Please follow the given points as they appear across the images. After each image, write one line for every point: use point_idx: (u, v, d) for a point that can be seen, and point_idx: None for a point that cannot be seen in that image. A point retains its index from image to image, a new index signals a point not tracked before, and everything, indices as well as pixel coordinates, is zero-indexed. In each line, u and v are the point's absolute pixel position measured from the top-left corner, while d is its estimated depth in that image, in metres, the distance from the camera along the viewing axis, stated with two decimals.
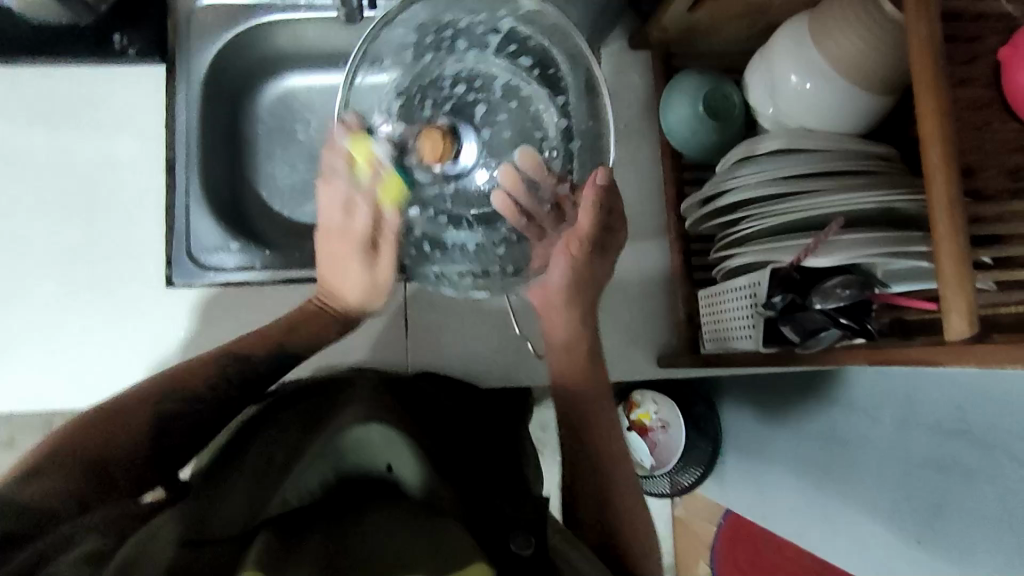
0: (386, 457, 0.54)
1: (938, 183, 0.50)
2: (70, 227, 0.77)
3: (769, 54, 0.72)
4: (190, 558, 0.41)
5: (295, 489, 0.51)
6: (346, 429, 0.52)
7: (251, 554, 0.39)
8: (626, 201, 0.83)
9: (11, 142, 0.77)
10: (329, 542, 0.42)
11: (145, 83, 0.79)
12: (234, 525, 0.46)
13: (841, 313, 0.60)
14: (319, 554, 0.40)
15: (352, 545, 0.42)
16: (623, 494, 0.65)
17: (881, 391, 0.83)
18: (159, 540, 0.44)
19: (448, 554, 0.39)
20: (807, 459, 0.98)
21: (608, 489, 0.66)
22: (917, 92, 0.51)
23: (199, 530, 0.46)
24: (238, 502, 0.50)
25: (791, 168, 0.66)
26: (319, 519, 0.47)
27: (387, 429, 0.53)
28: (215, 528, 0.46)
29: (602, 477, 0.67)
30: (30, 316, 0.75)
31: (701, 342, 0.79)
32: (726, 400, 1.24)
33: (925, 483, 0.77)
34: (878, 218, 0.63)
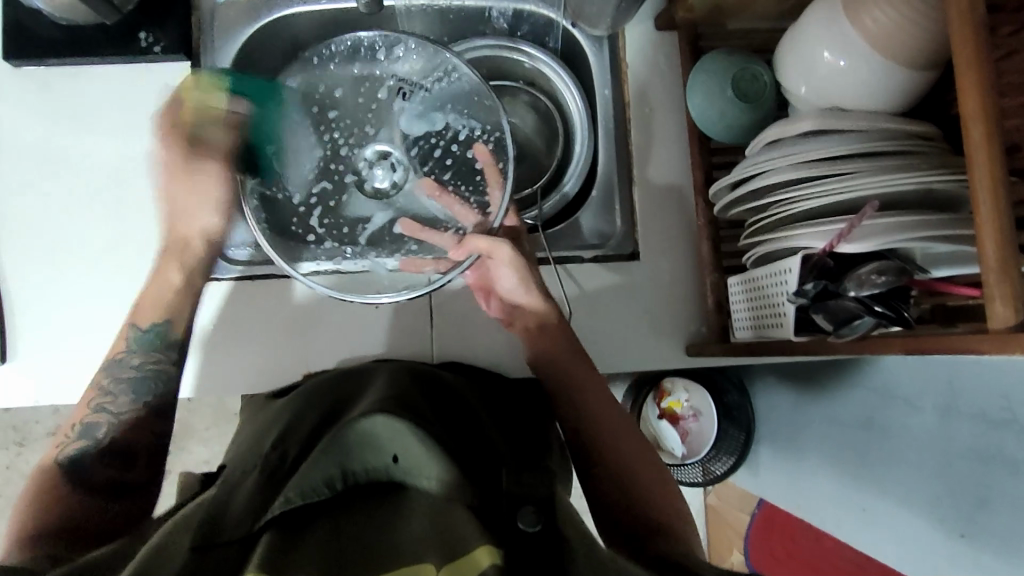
0: (393, 447, 0.52)
1: (978, 160, 0.47)
2: (104, 224, 0.78)
3: (801, 31, 0.70)
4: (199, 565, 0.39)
5: (299, 484, 0.48)
6: (352, 423, 0.52)
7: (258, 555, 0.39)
8: (652, 186, 0.81)
9: (45, 140, 0.79)
10: (330, 545, 0.41)
11: (171, 79, 0.80)
12: (246, 523, 0.45)
13: (875, 301, 0.57)
14: (322, 557, 0.40)
15: (350, 550, 0.41)
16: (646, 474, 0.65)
17: (923, 379, 0.81)
18: (173, 544, 0.43)
19: (450, 546, 0.38)
20: (842, 449, 0.96)
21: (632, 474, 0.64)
22: (956, 65, 0.48)
23: (210, 532, 0.44)
24: (246, 504, 0.48)
25: (823, 150, 0.64)
26: (327, 522, 0.46)
27: (391, 419, 0.52)
28: (227, 527, 0.45)
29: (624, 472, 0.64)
30: (64, 311, 0.77)
31: (731, 331, 0.77)
32: (759, 387, 1.22)
33: (968, 474, 0.75)
34: (916, 201, 0.61)
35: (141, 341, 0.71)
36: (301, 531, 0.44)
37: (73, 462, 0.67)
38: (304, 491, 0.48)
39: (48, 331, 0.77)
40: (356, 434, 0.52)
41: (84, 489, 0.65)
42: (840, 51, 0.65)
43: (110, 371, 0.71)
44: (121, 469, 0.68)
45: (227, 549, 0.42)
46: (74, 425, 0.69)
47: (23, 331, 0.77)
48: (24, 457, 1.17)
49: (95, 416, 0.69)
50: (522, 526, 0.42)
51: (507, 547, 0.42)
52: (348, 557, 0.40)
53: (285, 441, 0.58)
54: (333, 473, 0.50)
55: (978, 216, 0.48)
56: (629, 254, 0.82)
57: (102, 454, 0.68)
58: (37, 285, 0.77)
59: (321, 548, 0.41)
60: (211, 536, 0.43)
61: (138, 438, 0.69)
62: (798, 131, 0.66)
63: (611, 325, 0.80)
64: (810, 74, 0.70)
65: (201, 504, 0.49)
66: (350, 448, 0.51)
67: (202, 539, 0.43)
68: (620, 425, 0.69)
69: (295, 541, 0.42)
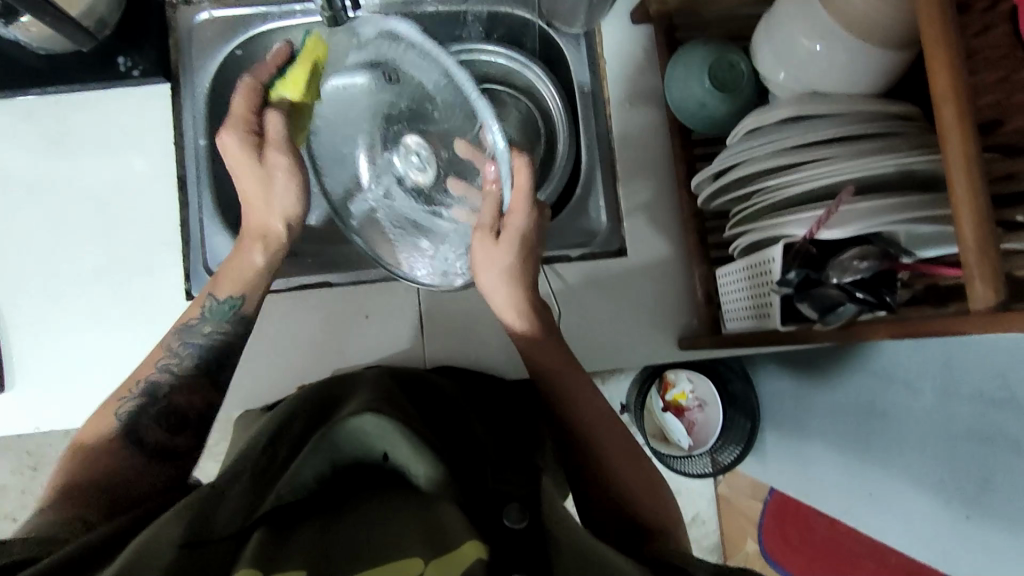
0: (384, 445, 0.54)
1: (951, 137, 0.47)
2: (93, 250, 0.79)
3: (776, 18, 0.69)
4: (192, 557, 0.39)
5: (291, 481, 0.50)
6: (340, 422, 0.53)
7: (250, 550, 0.40)
8: (635, 181, 0.81)
9: (31, 169, 0.79)
10: (318, 538, 0.42)
11: (152, 101, 0.81)
12: (236, 521, 0.45)
13: (857, 287, 0.57)
14: (310, 547, 0.40)
15: (333, 543, 0.41)
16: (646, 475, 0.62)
17: (920, 361, 0.80)
18: (165, 534, 0.42)
19: (440, 538, 0.38)
20: (847, 435, 0.95)
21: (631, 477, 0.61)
22: (924, 45, 0.47)
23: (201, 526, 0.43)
24: (237, 499, 0.49)
25: (798, 137, 0.63)
26: (318, 521, 0.45)
27: (380, 418, 0.53)
28: (217, 522, 0.45)
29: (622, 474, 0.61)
30: (59, 336, 0.78)
31: (722, 322, 0.77)
32: (763, 375, 1.21)
33: (970, 456, 0.75)
34: (897, 182, 0.60)
35: (215, 311, 0.68)
36: (292, 524, 0.45)
37: (129, 421, 0.64)
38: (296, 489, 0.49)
39: (44, 358, 0.77)
40: (345, 431, 0.53)
41: (137, 446, 0.63)
42: (816, 35, 0.65)
43: (181, 334, 0.68)
44: (167, 430, 0.64)
45: (220, 545, 0.42)
46: (136, 382, 0.66)
47: (19, 359, 0.77)
48: (37, 480, 1.19)
49: (160, 377, 0.67)
50: (508, 523, 0.42)
51: (494, 541, 0.42)
52: (343, 547, 0.41)
53: (275, 443, 0.57)
54: (323, 468, 0.52)
55: (953, 194, 0.47)
56: (617, 251, 0.81)
57: (155, 416, 0.65)
58: (33, 314, 0.78)
59: (309, 543, 0.41)
60: (205, 533, 0.42)
61: (191, 406, 0.67)
62: (776, 118, 0.66)
63: (602, 324, 0.80)
64: (789, 60, 0.69)
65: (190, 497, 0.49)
66: (339, 444, 0.53)
67: (192, 536, 0.42)
68: (613, 422, 0.66)
69: (285, 536, 0.42)
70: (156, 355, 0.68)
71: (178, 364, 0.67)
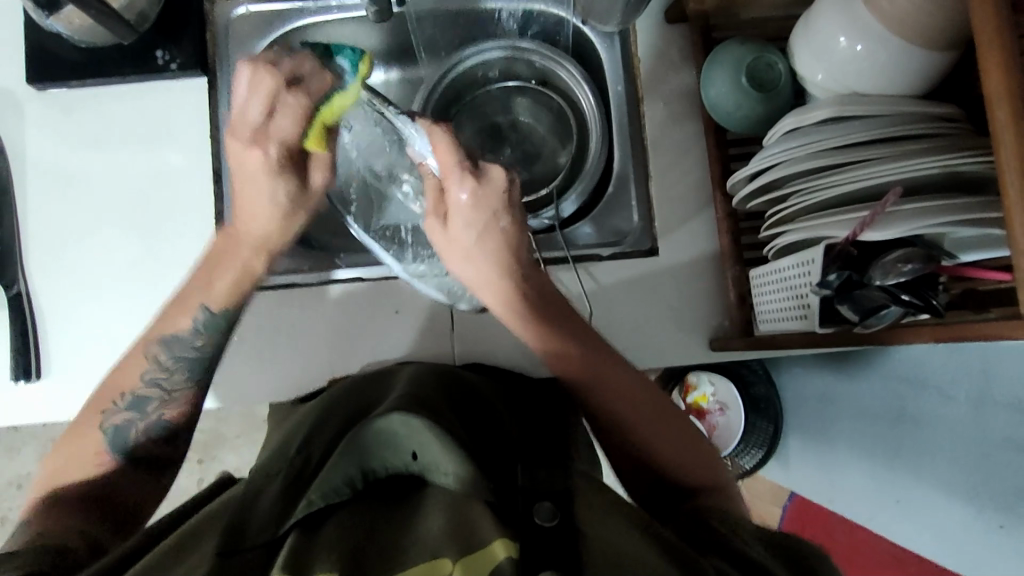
0: (411, 444, 0.49)
1: (1005, 138, 0.46)
2: (127, 241, 0.80)
3: (817, 18, 0.69)
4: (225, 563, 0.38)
5: (321, 487, 0.46)
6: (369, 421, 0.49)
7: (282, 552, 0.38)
8: (667, 180, 0.81)
9: (68, 161, 0.80)
10: (349, 533, 0.41)
11: (188, 94, 0.82)
12: (270, 527, 0.42)
13: (902, 290, 0.56)
14: (339, 545, 0.39)
15: (367, 546, 0.39)
16: (698, 455, 0.63)
17: (955, 367, 0.79)
18: (195, 555, 0.40)
19: (470, 536, 0.37)
20: (876, 440, 0.94)
21: (682, 463, 0.62)
22: (980, 59, 0.48)
23: (234, 531, 0.41)
24: (268, 506, 0.45)
25: (839, 139, 0.63)
26: (349, 514, 0.44)
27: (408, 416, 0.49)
28: (251, 530, 0.42)
29: (673, 463, 0.61)
30: (94, 326, 0.78)
31: (754, 323, 0.76)
32: (787, 378, 1.20)
33: (1006, 463, 0.74)
34: (941, 184, 0.60)
35: (208, 326, 0.67)
36: (321, 525, 0.42)
37: (117, 436, 0.64)
38: (326, 493, 0.45)
39: (78, 348, 0.78)
40: (373, 434, 0.49)
41: (122, 457, 0.64)
42: (856, 36, 0.65)
43: (168, 347, 0.67)
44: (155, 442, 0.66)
45: (251, 555, 0.39)
46: (122, 393, 0.66)
47: (54, 348, 0.78)
48: None
49: (147, 391, 0.66)
50: (537, 521, 0.39)
51: (520, 538, 0.38)
52: (374, 556, 0.38)
53: (310, 445, 0.55)
54: (353, 474, 0.47)
55: (1008, 206, 0.46)
56: (648, 250, 0.81)
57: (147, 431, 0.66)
58: (68, 303, 0.79)
59: (341, 540, 0.40)
60: (236, 541, 0.40)
61: (181, 416, 0.67)
62: (816, 119, 0.66)
63: (632, 323, 0.80)
64: (827, 60, 0.69)
65: (224, 508, 0.46)
66: (368, 448, 0.49)
67: (225, 544, 0.40)
68: (654, 411, 0.64)
69: (313, 538, 0.40)
70: (139, 368, 0.66)
71: (167, 379, 0.67)
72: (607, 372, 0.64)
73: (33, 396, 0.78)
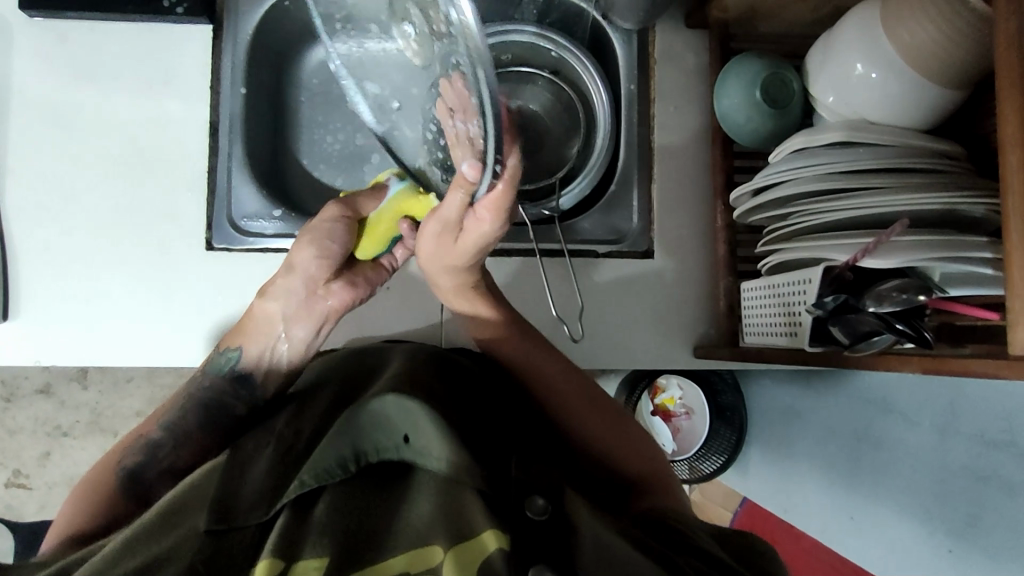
0: (404, 426, 0.48)
1: (1014, 187, 0.47)
2: (116, 189, 0.77)
3: (836, 42, 0.70)
4: (218, 550, 0.39)
5: (315, 467, 0.45)
6: (364, 403, 0.49)
7: (273, 539, 0.39)
8: (669, 186, 0.81)
9: (59, 96, 0.77)
10: (341, 524, 0.41)
11: (193, 42, 0.79)
12: (260, 508, 0.43)
13: (896, 318, 0.57)
14: (335, 540, 0.39)
15: (362, 535, 0.40)
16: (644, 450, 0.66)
17: (923, 396, 0.81)
18: (189, 522, 0.41)
19: (463, 533, 0.38)
20: (838, 458, 0.97)
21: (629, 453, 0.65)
22: (1001, 90, 0.48)
23: (226, 507, 0.42)
24: (257, 484, 0.46)
25: (848, 164, 0.64)
26: (339, 494, 0.44)
27: (403, 398, 0.49)
28: (240, 509, 0.42)
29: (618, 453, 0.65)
30: (70, 272, 0.76)
31: (739, 335, 0.78)
32: (756, 390, 1.22)
33: (960, 492, 0.76)
34: (941, 219, 0.61)
35: (218, 364, 0.71)
36: (314, 509, 0.43)
37: (134, 472, 0.67)
38: (319, 474, 0.45)
39: (52, 291, 0.75)
40: (367, 415, 0.49)
41: (133, 491, 0.65)
42: (873, 63, 0.66)
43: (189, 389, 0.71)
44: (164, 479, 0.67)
45: (243, 532, 0.41)
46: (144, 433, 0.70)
47: (26, 290, 0.75)
48: (9, 413, 1.13)
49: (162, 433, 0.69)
50: (529, 515, 0.39)
51: (513, 531, 0.38)
52: (368, 552, 0.39)
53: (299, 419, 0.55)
54: (346, 454, 0.46)
55: (1009, 245, 0.48)
56: (643, 252, 0.82)
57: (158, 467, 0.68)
58: (46, 246, 0.76)
59: (334, 534, 0.39)
60: (227, 519, 0.41)
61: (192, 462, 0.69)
62: (825, 140, 0.66)
63: (619, 323, 0.80)
64: (841, 84, 0.70)
65: (214, 483, 0.46)
66: (362, 429, 0.48)
67: (219, 519, 0.41)
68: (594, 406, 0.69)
69: (306, 529, 0.40)
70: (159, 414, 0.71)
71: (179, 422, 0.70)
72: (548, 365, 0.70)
73: (3, 339, 0.75)
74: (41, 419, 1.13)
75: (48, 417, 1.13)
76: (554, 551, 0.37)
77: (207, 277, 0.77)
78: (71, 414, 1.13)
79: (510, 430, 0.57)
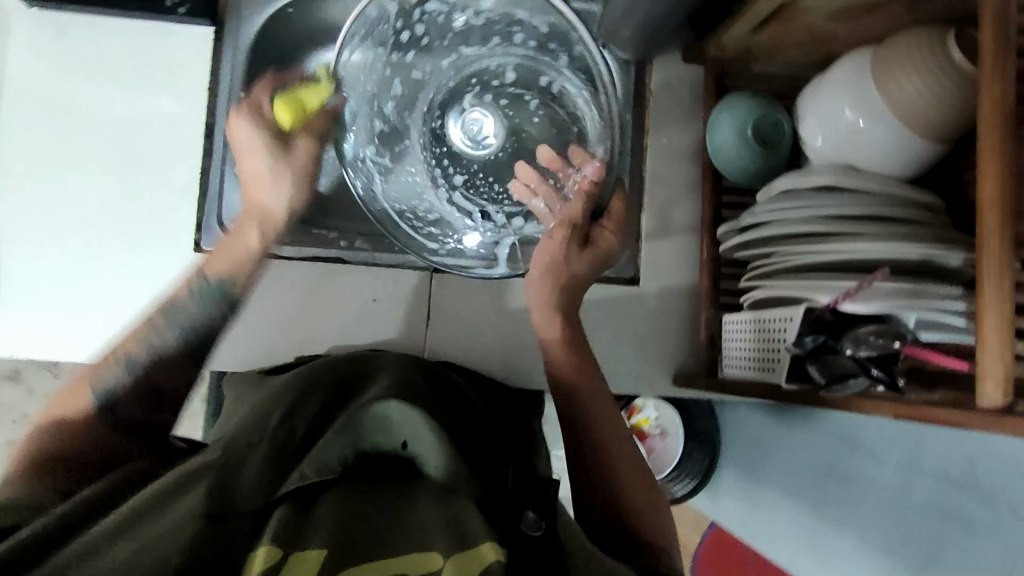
0: (403, 433, 0.51)
1: (990, 243, 0.50)
2: (108, 184, 0.76)
3: (826, 87, 0.72)
4: (214, 535, 0.37)
5: (315, 460, 0.46)
6: (369, 404, 0.50)
7: (273, 526, 0.38)
8: (658, 218, 0.83)
9: (54, 86, 0.76)
10: (338, 514, 0.40)
11: (195, 42, 0.79)
12: (258, 498, 0.42)
13: (872, 363, 0.58)
14: (334, 527, 0.38)
15: (362, 527, 0.39)
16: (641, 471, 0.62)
17: (891, 434, 0.83)
18: (181, 510, 0.39)
19: (464, 531, 0.38)
20: (806, 488, 0.98)
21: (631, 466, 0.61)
22: (981, 149, 0.50)
23: (221, 496, 0.41)
24: (251, 473, 0.45)
25: (832, 209, 0.66)
26: (337, 494, 0.44)
27: (406, 406, 0.51)
28: (238, 499, 0.41)
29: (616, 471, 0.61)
30: (53, 263, 0.75)
31: (717, 366, 0.79)
32: (729, 416, 1.24)
33: (921, 530, 0.78)
34: (917, 269, 0.63)
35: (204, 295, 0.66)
36: (316, 503, 0.42)
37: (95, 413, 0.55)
38: (319, 469, 0.45)
39: (32, 282, 0.74)
40: (369, 417, 0.50)
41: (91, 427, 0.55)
42: (860, 111, 0.68)
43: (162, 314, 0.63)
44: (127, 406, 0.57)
45: (241, 523, 0.39)
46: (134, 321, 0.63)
47: (7, 280, 0.74)
48: None
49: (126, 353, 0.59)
50: (523, 529, 0.40)
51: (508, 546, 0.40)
52: (369, 539, 0.38)
53: (291, 418, 0.54)
54: (347, 452, 0.48)
55: (981, 298, 0.50)
56: (629, 279, 0.82)
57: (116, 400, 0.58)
58: (30, 235, 0.75)
59: (331, 525, 0.39)
60: (226, 508, 0.40)
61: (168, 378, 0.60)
62: (813, 183, 0.68)
63: (602, 347, 0.82)
64: (829, 129, 0.72)
65: (203, 471, 0.44)
66: (362, 429, 0.50)
67: (218, 507, 0.40)
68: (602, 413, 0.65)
69: (306, 517, 0.40)
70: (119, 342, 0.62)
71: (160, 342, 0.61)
72: (582, 372, 0.67)
73: None
74: (7, 406, 1.11)
75: (14, 405, 1.11)
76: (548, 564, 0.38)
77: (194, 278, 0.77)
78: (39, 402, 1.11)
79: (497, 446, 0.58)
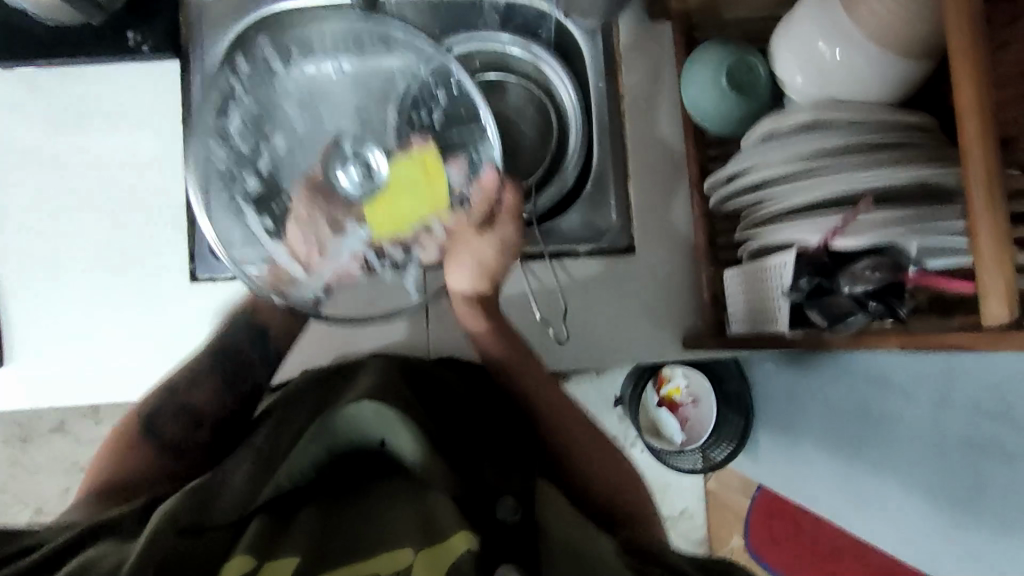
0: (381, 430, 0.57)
1: (974, 155, 0.47)
2: (101, 231, 0.78)
3: (796, 21, 0.69)
4: (185, 545, 0.41)
5: (291, 470, 0.55)
6: (340, 408, 0.56)
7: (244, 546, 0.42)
8: (647, 184, 0.81)
9: (36, 145, 0.78)
10: (317, 534, 0.45)
11: (162, 79, 0.80)
12: (238, 508, 0.47)
13: (870, 297, 0.57)
14: (304, 541, 0.43)
15: (335, 536, 0.45)
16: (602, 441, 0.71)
17: (918, 369, 0.81)
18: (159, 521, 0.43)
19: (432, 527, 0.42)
20: (843, 436, 0.96)
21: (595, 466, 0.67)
22: (950, 54, 0.48)
23: (198, 510, 0.45)
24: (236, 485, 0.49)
25: (813, 145, 0.63)
26: (316, 509, 0.50)
27: (378, 405, 0.56)
28: (216, 508, 0.46)
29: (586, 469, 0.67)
30: (62, 316, 0.77)
31: (725, 324, 0.78)
32: (759, 374, 1.22)
33: (960, 462, 0.75)
34: (912, 194, 0.61)
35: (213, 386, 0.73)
36: (292, 516, 0.48)
37: (152, 414, 0.71)
38: (293, 475, 0.54)
39: (46, 337, 0.77)
40: (344, 417, 0.56)
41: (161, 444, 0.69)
42: (835, 40, 0.65)
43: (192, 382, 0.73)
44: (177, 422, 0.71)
45: (219, 533, 0.44)
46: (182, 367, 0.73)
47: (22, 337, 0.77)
48: (28, 453, 1.16)
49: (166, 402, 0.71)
50: (501, 516, 0.45)
51: (485, 531, 0.44)
52: (338, 547, 0.43)
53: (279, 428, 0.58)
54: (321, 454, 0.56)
55: (972, 210, 0.47)
56: (624, 248, 0.81)
57: (176, 410, 0.71)
58: (37, 291, 0.77)
59: (306, 537, 0.44)
60: (202, 519, 0.44)
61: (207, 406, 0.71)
62: (793, 122, 0.66)
63: (608, 321, 0.81)
64: (805, 64, 0.69)
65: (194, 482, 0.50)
66: (337, 428, 0.57)
67: (196, 518, 0.44)
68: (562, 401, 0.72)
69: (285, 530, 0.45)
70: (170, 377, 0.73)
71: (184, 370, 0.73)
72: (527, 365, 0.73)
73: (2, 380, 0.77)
74: (57, 457, 1.16)
75: (64, 453, 1.16)
76: (517, 548, 0.42)
77: (192, 309, 0.78)
78: (88, 449, 1.16)
79: (481, 436, 0.61)
